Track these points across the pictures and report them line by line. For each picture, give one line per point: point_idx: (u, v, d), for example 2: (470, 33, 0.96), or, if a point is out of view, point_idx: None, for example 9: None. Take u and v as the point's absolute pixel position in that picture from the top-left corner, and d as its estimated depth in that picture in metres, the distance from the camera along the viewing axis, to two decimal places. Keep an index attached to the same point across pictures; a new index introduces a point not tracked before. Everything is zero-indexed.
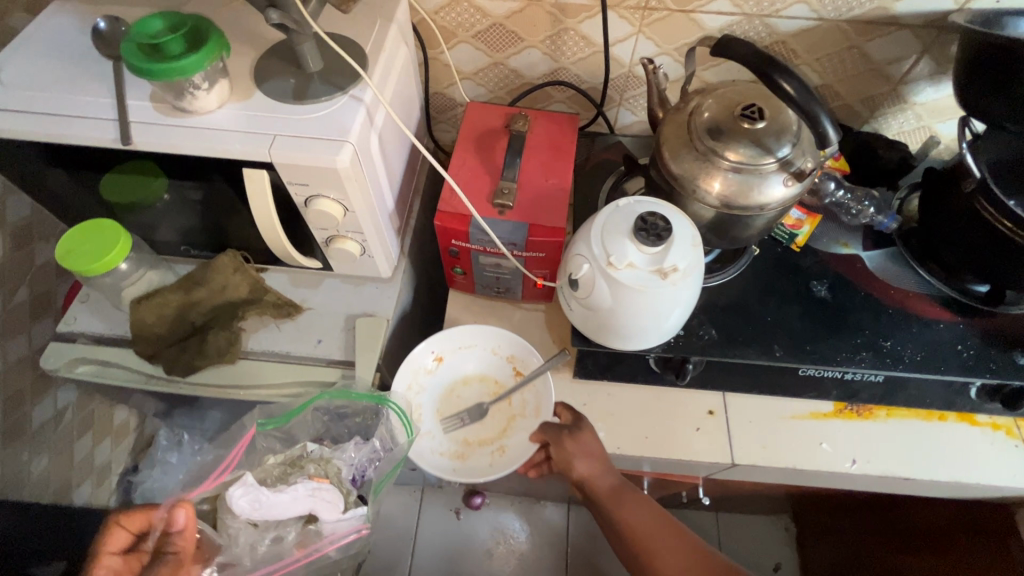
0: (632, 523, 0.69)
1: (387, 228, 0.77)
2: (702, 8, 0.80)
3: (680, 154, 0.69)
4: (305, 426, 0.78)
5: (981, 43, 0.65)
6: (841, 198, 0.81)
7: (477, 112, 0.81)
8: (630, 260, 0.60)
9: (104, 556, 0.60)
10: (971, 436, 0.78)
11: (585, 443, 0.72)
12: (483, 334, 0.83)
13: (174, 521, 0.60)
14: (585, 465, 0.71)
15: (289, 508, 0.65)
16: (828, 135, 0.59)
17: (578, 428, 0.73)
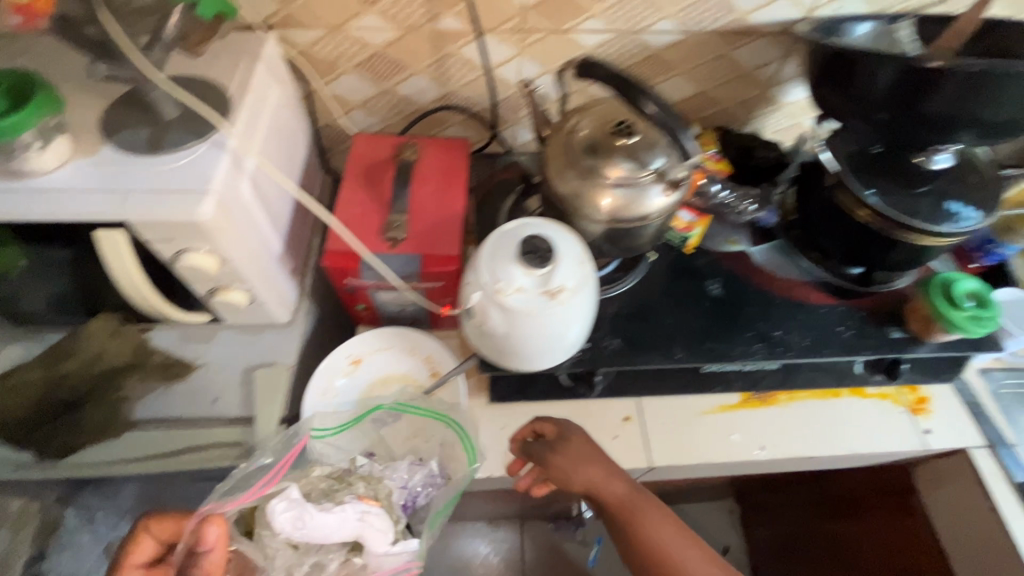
0: (669, 542, 0.63)
1: (277, 271, 0.74)
2: (577, 28, 0.82)
3: (564, 174, 0.70)
4: (361, 437, 0.78)
5: (822, 52, 0.70)
6: (725, 199, 0.84)
7: (364, 144, 0.80)
8: (517, 285, 0.60)
9: (128, 568, 0.61)
10: (862, 407, 0.83)
11: (580, 452, 0.68)
12: (405, 337, 0.81)
13: (203, 538, 0.60)
14: (585, 478, 0.66)
15: (332, 531, 0.64)
16: (688, 148, 0.62)
17: (563, 436, 0.69)
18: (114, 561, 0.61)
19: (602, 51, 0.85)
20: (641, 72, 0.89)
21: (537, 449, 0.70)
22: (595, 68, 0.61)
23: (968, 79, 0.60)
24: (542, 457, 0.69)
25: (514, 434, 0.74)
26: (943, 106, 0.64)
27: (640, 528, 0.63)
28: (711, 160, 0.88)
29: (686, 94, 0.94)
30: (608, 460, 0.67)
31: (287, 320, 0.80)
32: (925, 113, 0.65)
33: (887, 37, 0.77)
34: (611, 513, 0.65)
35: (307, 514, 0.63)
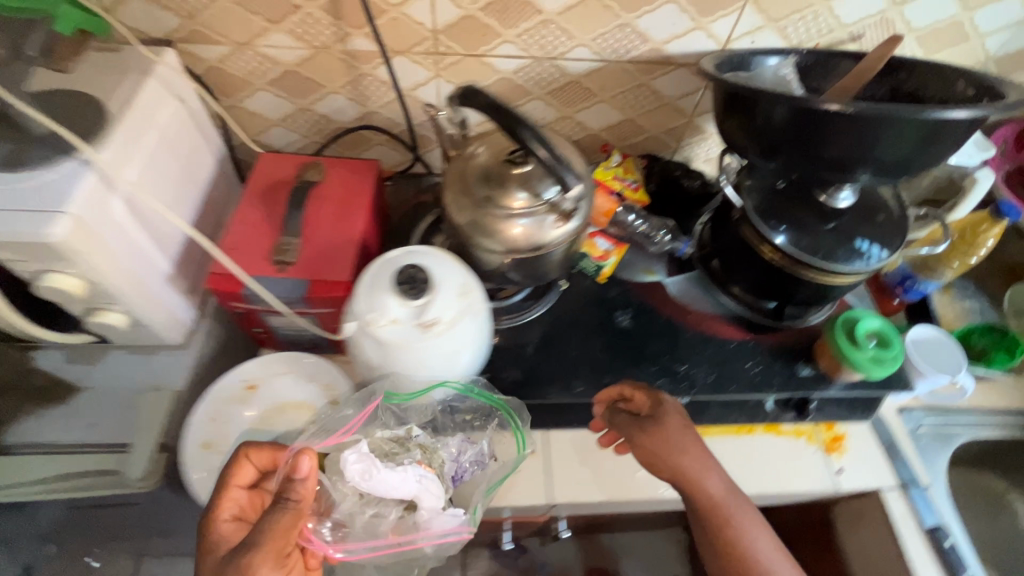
0: (756, 548, 0.63)
1: (165, 292, 0.71)
2: (491, 53, 0.81)
3: (458, 202, 0.68)
4: (418, 409, 0.69)
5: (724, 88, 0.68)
6: (641, 229, 0.85)
7: (268, 163, 0.78)
8: (391, 316, 0.58)
9: (232, 488, 0.62)
10: (776, 445, 0.80)
11: (680, 434, 0.68)
12: (308, 362, 0.79)
13: (298, 468, 0.56)
14: (681, 465, 0.66)
15: (393, 487, 0.61)
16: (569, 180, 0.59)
17: (662, 415, 0.69)
18: (219, 482, 0.62)
19: (520, 77, 0.85)
20: (562, 98, 0.89)
21: (632, 422, 0.70)
22: (475, 98, 0.59)
23: (857, 122, 0.59)
24: (632, 433, 0.69)
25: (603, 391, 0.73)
26: (835, 148, 0.63)
27: (726, 523, 0.64)
28: (631, 190, 0.87)
29: (611, 121, 0.94)
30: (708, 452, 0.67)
31: (182, 341, 0.77)
32: (820, 154, 0.64)
33: (773, 79, 0.75)
34: (698, 503, 0.65)
35: (372, 470, 0.60)
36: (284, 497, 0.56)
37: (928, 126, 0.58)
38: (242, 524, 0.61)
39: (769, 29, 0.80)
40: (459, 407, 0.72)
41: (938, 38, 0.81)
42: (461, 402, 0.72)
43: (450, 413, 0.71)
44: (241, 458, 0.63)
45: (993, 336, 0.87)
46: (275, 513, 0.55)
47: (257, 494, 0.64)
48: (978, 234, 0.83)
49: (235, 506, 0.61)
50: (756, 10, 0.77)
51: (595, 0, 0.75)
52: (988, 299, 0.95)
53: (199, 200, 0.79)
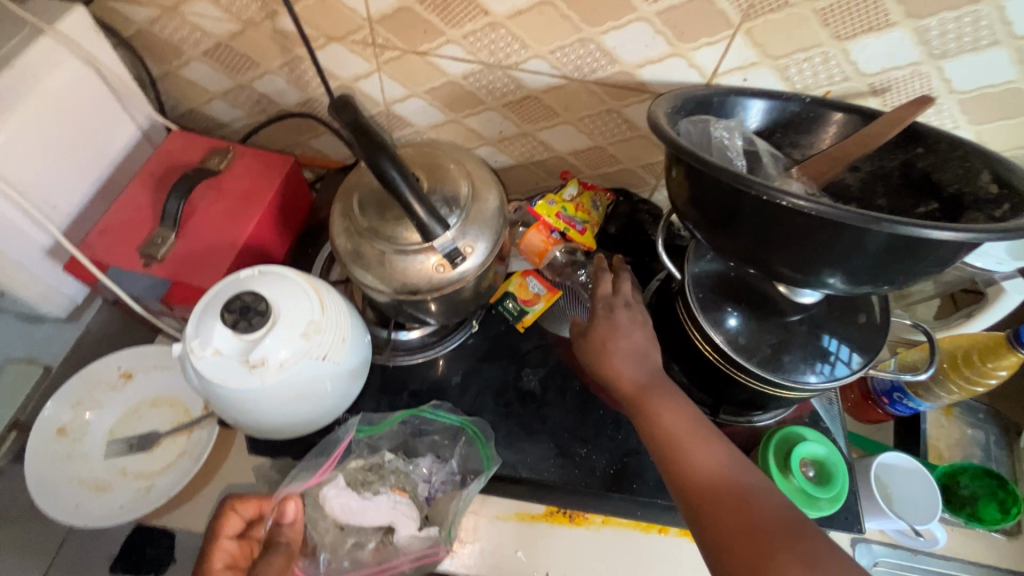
0: (671, 424, 0.57)
1: (43, 268, 0.67)
2: (436, 52, 0.71)
3: (338, 229, 0.60)
4: (389, 437, 0.69)
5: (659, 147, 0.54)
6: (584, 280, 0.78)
7: (177, 144, 0.73)
8: (215, 346, 0.51)
9: (220, 541, 0.59)
10: (689, 553, 0.67)
11: (608, 323, 0.64)
12: None
13: (284, 513, 0.59)
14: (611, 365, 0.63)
15: (369, 519, 0.62)
16: (430, 224, 0.51)
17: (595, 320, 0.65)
18: (206, 534, 0.59)
19: (471, 82, 0.74)
20: (521, 113, 0.78)
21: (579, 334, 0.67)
22: (345, 112, 0.54)
23: (807, 227, 0.45)
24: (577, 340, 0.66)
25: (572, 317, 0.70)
26: (782, 252, 0.49)
27: (646, 407, 0.59)
28: (580, 232, 0.76)
29: (579, 145, 0.81)
30: (638, 342, 0.63)
31: (69, 317, 0.74)
32: (764, 253, 0.51)
33: (698, 132, 0.58)
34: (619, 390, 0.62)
35: (347, 502, 0.62)
36: (274, 544, 0.58)
37: (898, 242, 0.44)
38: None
39: (765, 67, 0.66)
40: (428, 428, 0.70)
41: (984, 105, 0.65)
42: (429, 425, 0.70)
43: (420, 437, 0.70)
44: (227, 512, 0.59)
45: (982, 484, 0.71)
46: (271, 560, 0.57)
47: (248, 543, 0.61)
48: (984, 361, 0.67)
49: (225, 558, 0.59)
50: (749, 43, 0.63)
51: (552, 6, 0.63)
52: (994, 431, 0.79)
53: (111, 173, 0.73)
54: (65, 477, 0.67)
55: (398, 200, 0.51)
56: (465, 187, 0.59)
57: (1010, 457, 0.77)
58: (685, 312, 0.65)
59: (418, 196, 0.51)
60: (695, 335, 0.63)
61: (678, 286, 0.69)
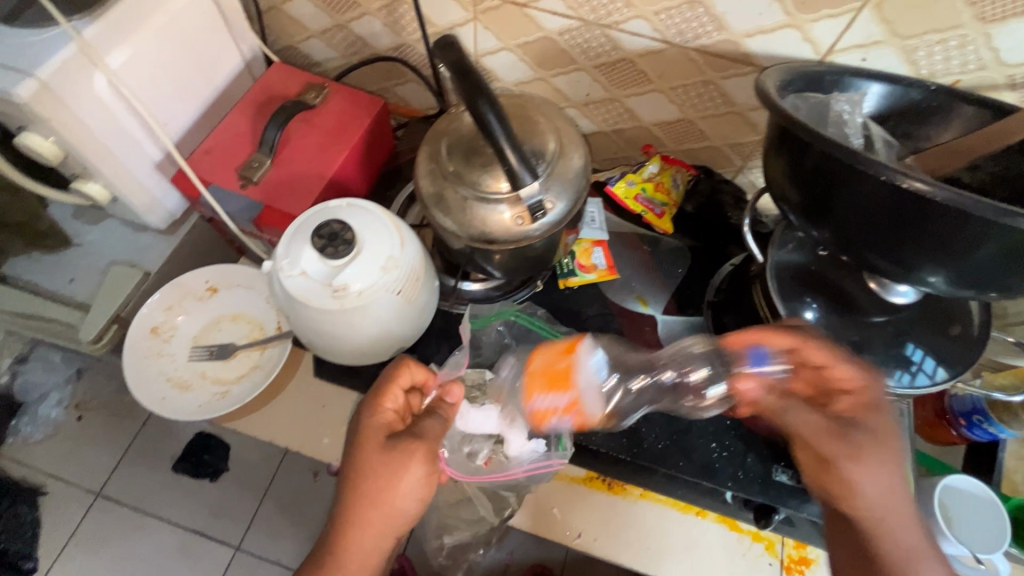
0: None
1: (151, 181, 0.72)
2: (535, 4, 0.70)
3: (424, 172, 0.61)
4: (490, 343, 0.72)
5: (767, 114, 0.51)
6: (669, 374, 0.63)
7: (277, 75, 0.76)
8: (302, 268, 0.54)
9: (394, 386, 0.56)
10: (723, 541, 0.69)
11: (886, 457, 0.51)
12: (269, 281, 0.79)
13: (450, 393, 0.60)
14: (873, 485, 0.51)
15: (480, 427, 0.62)
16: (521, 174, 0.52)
17: (864, 403, 0.53)
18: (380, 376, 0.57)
19: (566, 39, 0.73)
20: (612, 77, 0.76)
21: (835, 429, 0.53)
22: (446, 51, 0.54)
23: (924, 216, 0.43)
24: (828, 439, 0.52)
25: (738, 376, 0.59)
26: (880, 242, 0.47)
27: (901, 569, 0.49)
28: (654, 215, 0.78)
29: (667, 117, 0.79)
30: (899, 460, 0.52)
31: (167, 229, 0.80)
32: (863, 244, 0.49)
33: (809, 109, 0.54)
34: (874, 534, 0.50)
35: (462, 409, 0.62)
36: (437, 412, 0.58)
37: (1019, 247, 0.41)
38: (397, 422, 0.55)
39: (890, 47, 0.61)
40: (527, 339, 0.72)
41: None
42: (525, 333, 0.72)
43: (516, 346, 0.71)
44: (402, 367, 0.57)
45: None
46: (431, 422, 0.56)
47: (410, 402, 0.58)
48: None
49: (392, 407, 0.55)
50: (877, 19, 0.59)
51: None
52: None
53: (214, 98, 0.77)
54: (155, 373, 0.74)
55: (491, 145, 0.52)
56: (552, 143, 0.59)
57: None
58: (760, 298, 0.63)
59: (512, 142, 0.51)
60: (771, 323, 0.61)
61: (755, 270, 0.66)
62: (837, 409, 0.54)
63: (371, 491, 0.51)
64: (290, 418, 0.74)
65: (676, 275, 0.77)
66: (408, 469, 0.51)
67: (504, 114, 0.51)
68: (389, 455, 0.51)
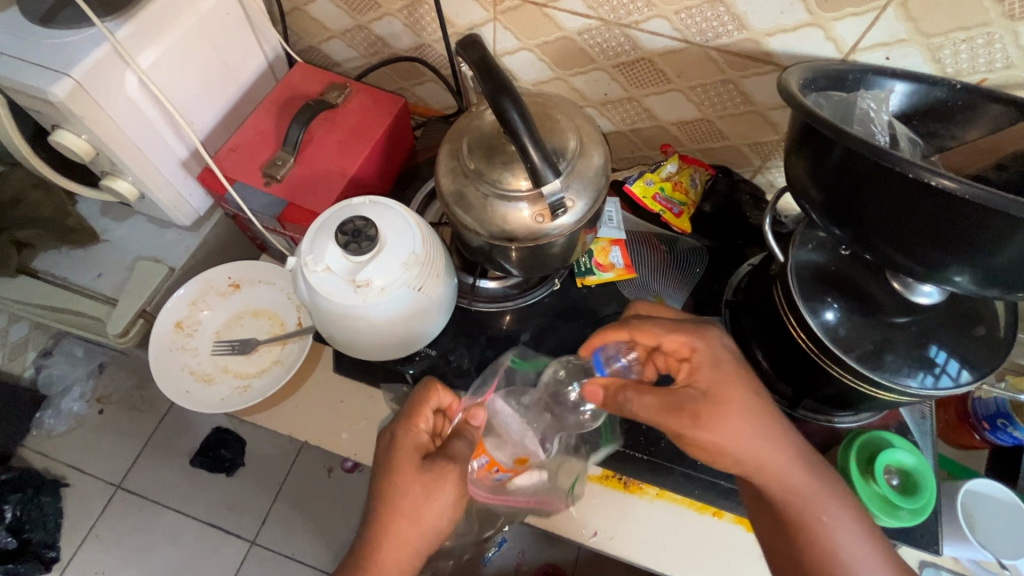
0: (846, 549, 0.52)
1: (178, 179, 0.74)
2: (555, 4, 0.70)
3: (446, 170, 0.62)
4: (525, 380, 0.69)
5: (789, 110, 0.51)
6: (556, 376, 0.68)
7: (300, 75, 0.78)
8: (326, 264, 0.55)
9: (426, 408, 0.61)
10: (741, 541, 0.68)
11: (725, 413, 0.54)
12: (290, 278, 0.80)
13: (473, 416, 0.62)
14: (740, 444, 0.54)
15: None
16: (543, 172, 0.52)
17: (696, 363, 0.58)
18: (413, 400, 0.61)
19: (585, 39, 0.73)
20: (630, 76, 0.76)
21: (665, 401, 0.56)
22: (469, 50, 0.55)
23: (949, 215, 0.42)
24: (676, 411, 0.55)
25: (585, 390, 0.62)
26: (904, 239, 0.47)
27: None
28: (673, 214, 0.78)
29: (685, 116, 0.79)
30: (746, 410, 0.55)
31: (191, 226, 0.82)
32: (886, 242, 0.48)
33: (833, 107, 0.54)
34: (772, 496, 0.55)
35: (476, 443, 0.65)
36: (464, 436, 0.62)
37: None
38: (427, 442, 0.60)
39: (915, 45, 0.60)
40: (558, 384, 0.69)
41: None
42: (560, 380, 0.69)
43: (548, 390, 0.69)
44: (431, 391, 0.61)
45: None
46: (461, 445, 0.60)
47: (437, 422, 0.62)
48: None
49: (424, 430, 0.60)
50: (901, 16, 0.58)
51: None
52: None
53: (238, 98, 0.79)
54: (179, 366, 0.75)
55: (513, 141, 0.52)
56: (572, 143, 0.59)
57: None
58: (780, 296, 0.62)
59: (534, 139, 0.51)
60: (791, 322, 0.61)
61: (774, 269, 0.66)
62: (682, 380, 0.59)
63: (408, 508, 0.55)
64: (309, 412, 0.74)
65: (695, 275, 0.77)
66: (442, 490, 0.56)
67: (527, 112, 0.51)
68: (426, 476, 0.56)
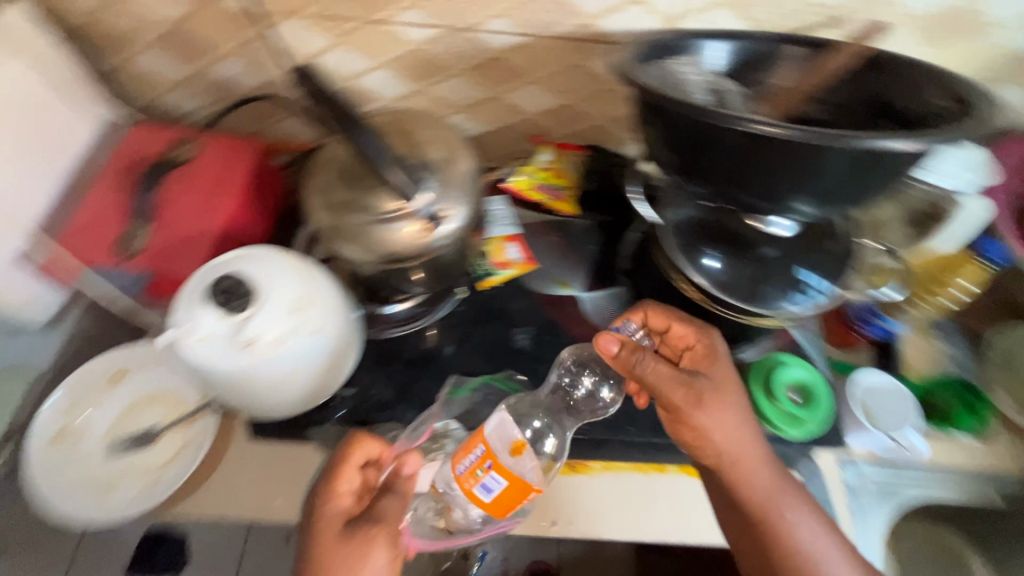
0: (806, 543, 0.58)
1: (17, 275, 0.66)
2: (395, 19, 0.70)
3: (316, 204, 0.59)
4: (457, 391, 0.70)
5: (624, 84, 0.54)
6: (561, 381, 0.70)
7: (139, 136, 0.71)
8: (202, 331, 0.51)
9: (346, 467, 0.58)
10: (689, 489, 0.69)
11: (721, 397, 0.60)
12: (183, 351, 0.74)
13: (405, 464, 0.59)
14: (714, 421, 0.59)
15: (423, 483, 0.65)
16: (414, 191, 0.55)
17: (703, 349, 0.65)
18: (335, 459, 0.58)
19: (433, 49, 0.74)
20: (486, 76, 0.77)
21: (676, 377, 0.60)
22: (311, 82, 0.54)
23: (775, 152, 0.47)
24: (682, 391, 0.60)
25: (598, 337, 0.60)
26: (746, 182, 0.51)
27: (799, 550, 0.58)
28: (555, 199, 0.80)
29: (548, 106, 0.81)
30: (739, 403, 0.61)
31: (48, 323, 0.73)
32: (734, 186, 0.53)
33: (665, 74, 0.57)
34: (734, 485, 0.60)
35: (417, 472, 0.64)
36: (395, 489, 0.59)
37: (857, 161, 0.46)
38: (353, 505, 0.58)
39: (723, 7, 0.66)
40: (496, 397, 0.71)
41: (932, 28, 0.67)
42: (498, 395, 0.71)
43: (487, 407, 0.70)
44: (356, 446, 0.59)
45: (969, 405, 0.74)
46: (391, 502, 0.57)
47: (365, 477, 0.60)
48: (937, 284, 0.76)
49: (347, 490, 0.58)
50: None
51: None
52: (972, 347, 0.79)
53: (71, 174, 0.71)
54: (69, 480, 0.66)
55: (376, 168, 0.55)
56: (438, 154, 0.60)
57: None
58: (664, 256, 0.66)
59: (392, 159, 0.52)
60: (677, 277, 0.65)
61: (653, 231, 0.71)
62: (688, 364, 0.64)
63: None
64: (236, 488, 0.68)
65: (590, 251, 0.79)
66: (367, 559, 0.53)
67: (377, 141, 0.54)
68: (347, 546, 0.53)
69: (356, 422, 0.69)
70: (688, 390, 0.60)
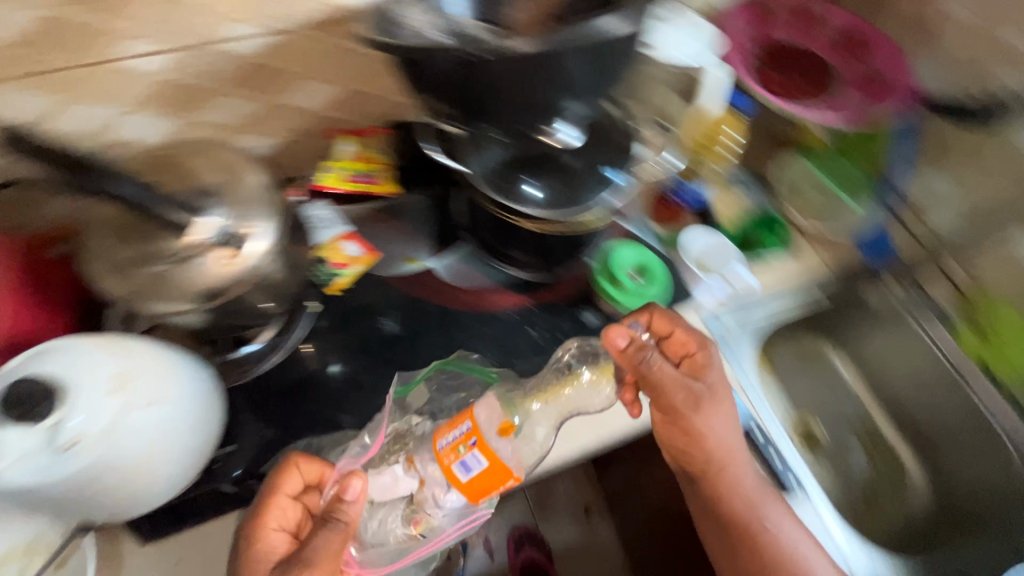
0: (787, 548, 0.67)
1: None
2: (122, 55, 0.64)
3: (104, 271, 0.54)
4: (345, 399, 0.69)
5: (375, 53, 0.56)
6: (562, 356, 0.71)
7: None
8: (8, 452, 0.45)
9: (279, 496, 0.58)
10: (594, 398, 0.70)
11: (720, 408, 0.67)
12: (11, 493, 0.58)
13: (347, 490, 0.55)
14: (711, 428, 0.65)
15: (386, 491, 0.62)
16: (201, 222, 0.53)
17: (694, 354, 0.68)
18: (266, 490, 0.58)
19: (181, 75, 0.68)
20: (253, 87, 0.73)
21: (678, 380, 0.65)
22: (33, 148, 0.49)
23: (520, 67, 0.51)
24: (688, 409, 0.65)
25: (609, 331, 0.63)
26: (515, 104, 0.55)
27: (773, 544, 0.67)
28: (370, 183, 0.78)
29: (332, 98, 0.79)
30: (730, 410, 0.68)
31: None
32: (508, 112, 0.56)
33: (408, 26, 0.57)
34: (727, 481, 0.67)
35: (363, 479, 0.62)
36: (333, 517, 0.55)
37: (588, 50, 0.51)
38: (288, 539, 0.58)
39: None
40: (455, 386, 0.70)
41: None
42: (455, 380, 0.71)
43: (382, 394, 0.70)
44: (290, 469, 0.59)
45: (775, 233, 0.89)
46: (327, 539, 0.54)
47: (303, 503, 0.60)
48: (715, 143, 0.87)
49: (283, 516, 0.58)
50: None
51: None
52: (761, 186, 0.94)
53: None
54: None
55: (149, 215, 0.52)
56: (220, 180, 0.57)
57: (852, 198, 0.92)
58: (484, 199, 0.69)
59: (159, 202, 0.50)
60: (502, 211, 0.68)
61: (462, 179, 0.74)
62: (685, 370, 0.68)
63: None
64: None
65: (426, 220, 0.80)
66: None
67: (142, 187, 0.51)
68: None
69: (260, 474, 0.64)
70: (684, 394, 0.64)
